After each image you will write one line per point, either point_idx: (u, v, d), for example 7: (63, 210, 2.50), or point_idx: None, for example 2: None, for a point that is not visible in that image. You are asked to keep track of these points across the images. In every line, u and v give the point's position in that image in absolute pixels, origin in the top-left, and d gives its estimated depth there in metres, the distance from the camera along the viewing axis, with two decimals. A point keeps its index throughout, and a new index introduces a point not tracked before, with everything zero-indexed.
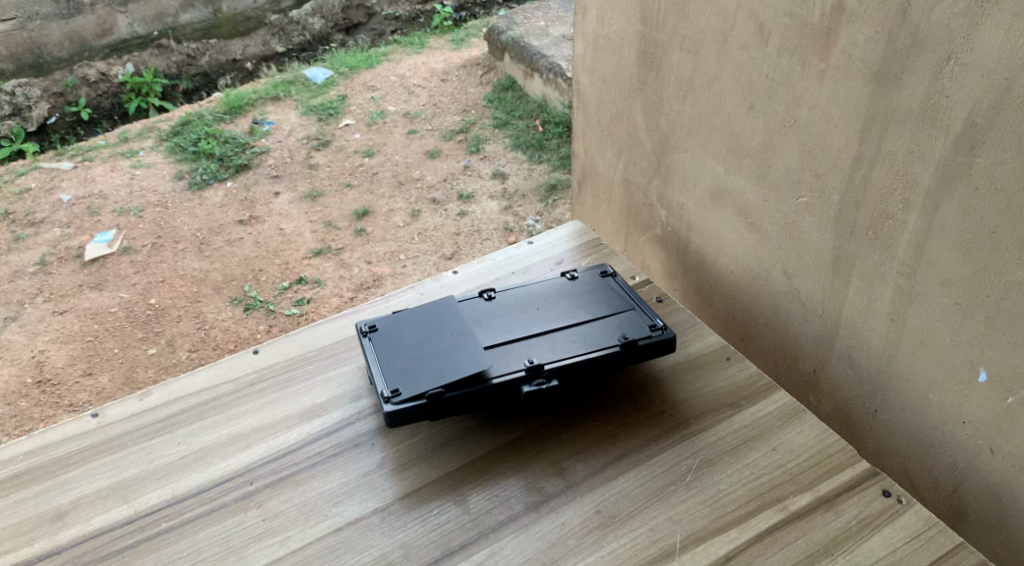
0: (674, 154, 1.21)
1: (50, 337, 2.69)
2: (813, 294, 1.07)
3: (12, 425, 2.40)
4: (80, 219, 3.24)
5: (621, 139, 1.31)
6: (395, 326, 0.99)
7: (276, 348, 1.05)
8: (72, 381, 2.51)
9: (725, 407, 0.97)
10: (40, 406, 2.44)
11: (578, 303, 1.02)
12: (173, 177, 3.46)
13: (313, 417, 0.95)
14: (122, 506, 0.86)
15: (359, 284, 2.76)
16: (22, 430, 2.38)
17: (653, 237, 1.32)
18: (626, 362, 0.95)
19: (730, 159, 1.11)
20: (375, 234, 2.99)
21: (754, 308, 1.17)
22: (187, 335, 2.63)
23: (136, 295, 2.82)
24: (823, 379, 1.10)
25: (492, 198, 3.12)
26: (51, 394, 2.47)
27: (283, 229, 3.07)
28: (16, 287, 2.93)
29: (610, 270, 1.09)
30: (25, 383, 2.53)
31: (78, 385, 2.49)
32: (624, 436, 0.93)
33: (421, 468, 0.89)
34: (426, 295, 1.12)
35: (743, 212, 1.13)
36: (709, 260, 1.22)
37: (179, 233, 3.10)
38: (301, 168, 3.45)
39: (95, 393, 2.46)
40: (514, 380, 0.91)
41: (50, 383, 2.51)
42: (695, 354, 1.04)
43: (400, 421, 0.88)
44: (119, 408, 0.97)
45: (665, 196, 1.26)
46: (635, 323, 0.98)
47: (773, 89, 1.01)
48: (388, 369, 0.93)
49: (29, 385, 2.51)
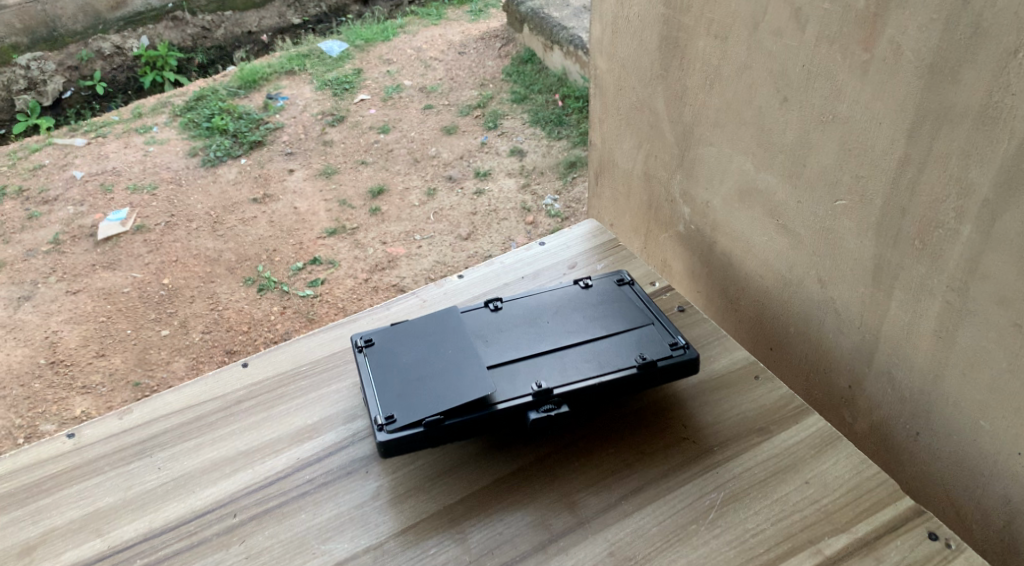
0: (699, 148, 1.11)
1: (63, 317, 2.65)
2: (850, 305, 0.98)
3: (25, 407, 2.37)
4: (93, 196, 3.20)
5: (641, 130, 1.21)
6: (393, 340, 0.92)
7: (267, 361, 0.98)
8: (85, 362, 2.47)
9: (752, 433, 0.88)
10: (54, 387, 2.41)
11: (593, 316, 0.94)
12: (186, 154, 3.39)
13: (303, 441, 0.88)
14: (94, 540, 0.79)
15: (373, 265, 2.68)
16: (36, 413, 2.35)
17: (675, 235, 1.22)
18: (643, 385, 0.86)
19: (760, 156, 1.02)
20: (390, 213, 2.91)
21: (785, 317, 1.08)
22: (201, 316, 2.58)
23: (149, 275, 2.77)
24: (858, 396, 1.01)
25: (509, 175, 3.02)
26: (64, 376, 2.44)
27: (297, 207, 3.00)
28: (29, 266, 2.89)
29: (627, 277, 1.01)
30: (38, 363, 2.49)
31: (91, 366, 2.45)
32: (641, 466, 0.85)
33: (419, 500, 0.82)
34: (428, 303, 1.04)
35: (775, 213, 1.03)
36: (736, 263, 1.13)
37: (193, 211, 3.04)
38: (316, 144, 3.37)
39: (108, 374, 2.42)
40: (520, 406, 0.83)
41: (63, 364, 2.47)
42: (720, 371, 0.95)
43: (395, 452, 0.81)
44: (97, 427, 0.90)
45: (688, 193, 1.16)
46: (654, 340, 0.89)
47: (809, 80, 0.91)
48: (384, 391, 0.85)
49: (43, 366, 2.48)
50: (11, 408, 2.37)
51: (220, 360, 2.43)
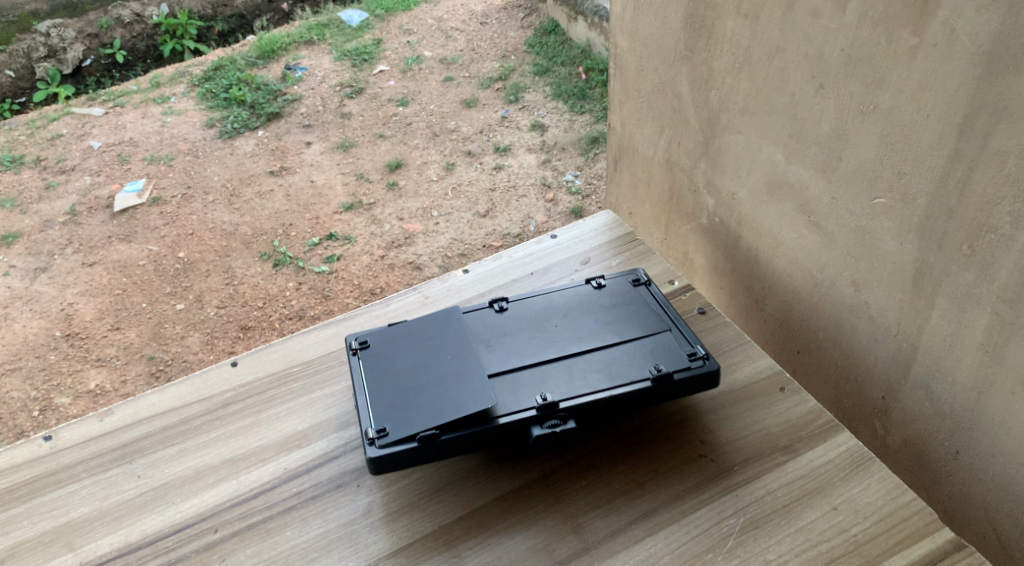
0: (725, 136, 1.03)
1: (79, 289, 2.62)
2: (886, 312, 0.90)
3: (41, 379, 2.35)
4: (110, 166, 3.16)
5: (663, 114, 1.13)
6: (389, 343, 0.85)
7: (257, 360, 0.92)
8: (100, 335, 2.44)
9: (775, 451, 0.81)
10: (69, 360, 2.39)
11: (606, 319, 0.87)
12: (204, 125, 3.33)
13: (292, 449, 0.83)
14: (66, 555, 0.74)
15: (390, 242, 2.61)
16: (50, 385, 2.32)
17: (698, 227, 1.15)
18: (659, 398, 0.79)
19: (792, 147, 0.94)
20: (408, 189, 2.84)
21: (814, 319, 1.00)
22: (216, 290, 2.53)
23: (165, 248, 2.72)
24: (892, 407, 0.94)
25: (530, 151, 2.93)
26: (79, 349, 2.41)
27: (314, 181, 2.94)
28: (46, 237, 2.86)
29: (643, 276, 0.93)
30: (54, 336, 2.47)
31: (106, 340, 2.42)
32: (654, 486, 0.78)
33: (413, 519, 0.76)
34: (431, 301, 0.98)
35: (806, 208, 0.95)
36: (763, 259, 1.05)
37: (210, 183, 2.99)
38: (334, 116, 3.29)
39: (123, 348, 2.39)
40: (523, 420, 0.77)
41: (79, 337, 2.45)
42: (743, 382, 0.88)
43: (388, 468, 0.75)
44: (76, 429, 0.85)
45: (713, 183, 1.08)
46: (671, 350, 0.82)
47: (849, 66, 0.83)
48: (377, 400, 0.79)
49: (59, 338, 2.46)
50: (26, 380, 2.35)
51: (234, 336, 2.38)
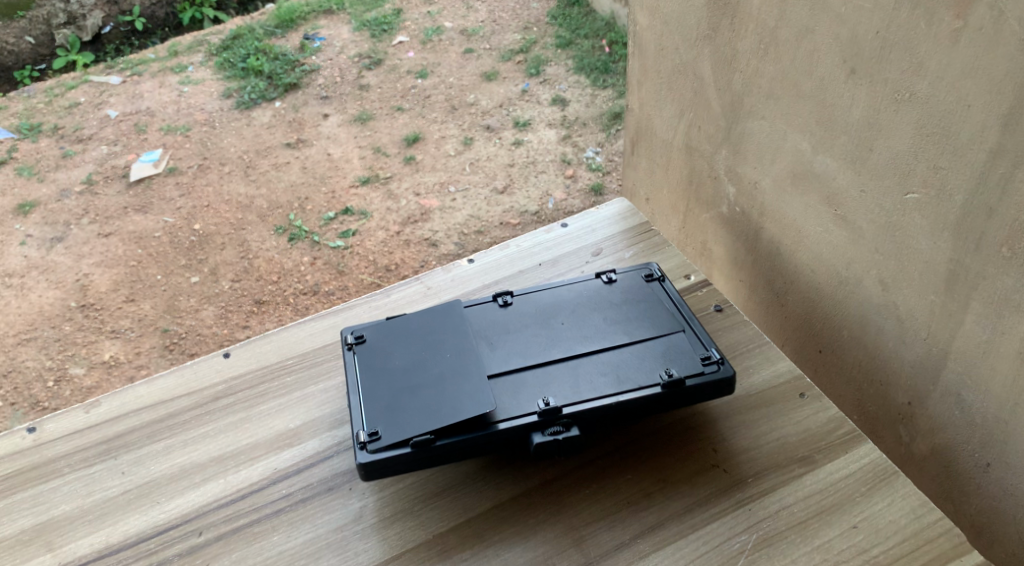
0: (748, 121, 0.97)
1: (95, 260, 2.59)
2: (916, 313, 0.84)
3: (56, 349, 2.34)
4: (127, 136, 3.13)
5: (683, 96, 1.07)
6: (386, 338, 0.81)
7: (250, 352, 0.88)
8: (114, 307, 2.42)
9: (792, 462, 0.76)
10: (84, 330, 2.37)
11: (615, 318, 0.82)
12: (221, 95, 3.29)
13: (282, 448, 0.79)
14: (45, 555, 0.72)
15: (406, 217, 2.56)
16: (65, 355, 2.31)
17: (718, 217, 1.09)
18: (669, 405, 0.75)
19: (819, 135, 0.87)
20: (425, 163, 2.77)
21: (838, 319, 0.95)
22: (231, 264, 2.50)
23: (180, 220, 2.69)
24: (918, 413, 0.88)
25: (550, 126, 2.84)
26: (94, 320, 2.39)
27: (331, 154, 2.88)
28: (63, 207, 2.83)
29: (656, 271, 0.88)
30: (69, 306, 2.45)
31: (120, 312, 2.40)
32: (662, 497, 0.74)
33: (405, 526, 0.73)
34: (434, 292, 0.93)
35: (832, 201, 0.89)
36: (785, 253, 0.99)
37: (226, 154, 2.95)
38: (352, 88, 3.23)
39: (137, 320, 2.37)
40: (524, 427, 0.72)
41: (94, 308, 2.43)
42: (760, 386, 0.83)
43: (379, 474, 0.71)
44: (61, 421, 0.82)
45: (735, 170, 1.02)
46: (683, 352, 0.77)
47: (884, 50, 0.76)
48: (371, 399, 0.75)
49: (74, 309, 2.44)
50: (42, 350, 2.34)
51: (248, 311, 2.36)
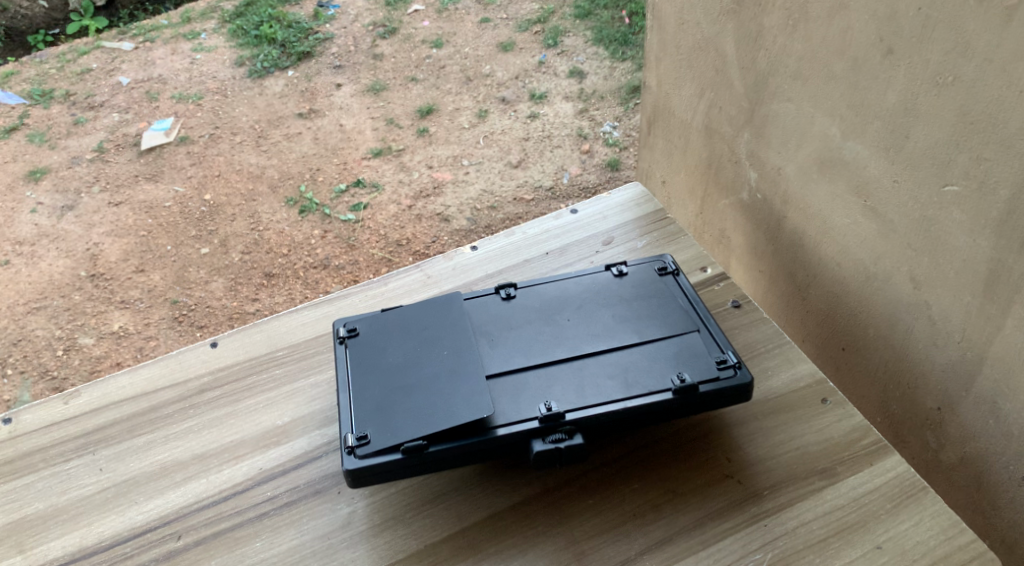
0: (773, 103, 0.90)
1: (105, 229, 2.49)
2: (950, 315, 0.78)
3: (66, 319, 2.25)
4: (139, 104, 3.02)
5: (704, 74, 1.00)
6: (379, 332, 0.76)
7: (239, 341, 0.84)
8: (124, 276, 2.32)
9: (812, 475, 0.71)
10: (93, 300, 2.28)
11: (624, 315, 0.76)
12: (233, 64, 3.16)
13: (268, 447, 0.75)
14: (15, 557, 0.68)
15: (418, 191, 2.43)
16: (75, 325, 2.23)
17: (737, 203, 1.02)
18: (681, 412, 0.69)
19: (849, 120, 0.81)
20: (438, 136, 2.63)
21: (863, 316, 0.89)
22: (241, 236, 2.39)
23: (191, 189, 2.58)
24: (948, 420, 0.82)
25: (567, 99, 2.68)
26: (103, 289, 2.30)
27: (343, 125, 2.75)
28: (74, 174, 2.73)
29: (670, 264, 0.82)
30: (79, 275, 2.35)
31: (130, 282, 2.31)
32: (671, 509, 0.69)
33: (396, 535, 0.68)
34: (434, 281, 0.89)
35: (861, 191, 0.83)
36: (809, 244, 0.93)
37: (238, 124, 2.83)
38: (366, 57, 3.10)
39: (147, 291, 2.28)
40: (523, 433, 0.67)
41: (103, 277, 2.34)
42: (779, 391, 0.77)
43: (367, 480, 0.66)
44: (39, 414, 0.78)
45: (757, 155, 0.96)
46: (697, 355, 0.72)
47: (926, 29, 0.70)
48: (360, 399, 0.70)
49: (84, 278, 2.34)
50: (52, 319, 2.26)
51: (258, 283, 2.26)
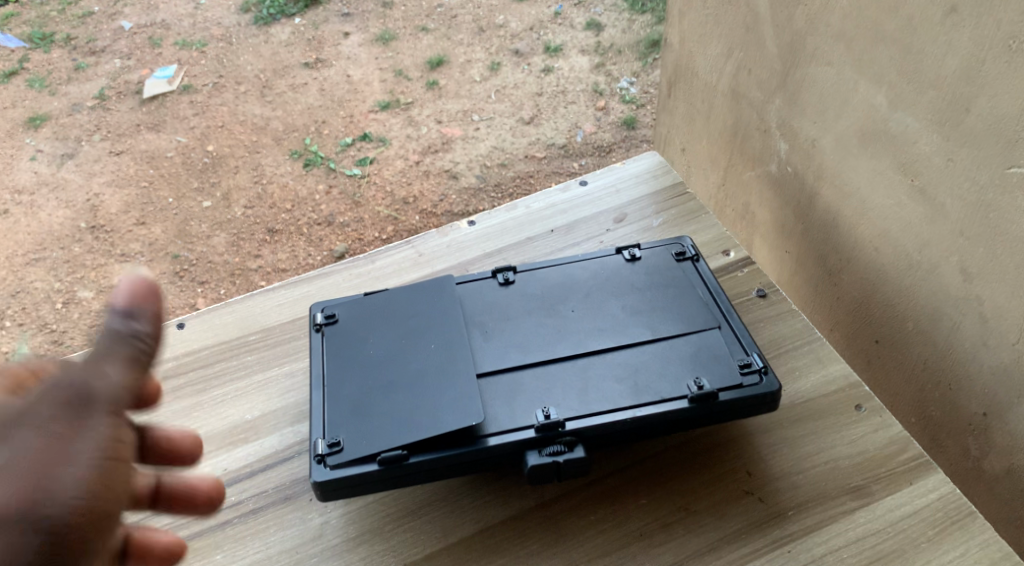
0: (811, 66, 0.80)
1: (105, 179, 2.28)
2: (1006, 313, 0.68)
3: (65, 272, 2.07)
4: (141, 50, 2.80)
5: (733, 32, 0.89)
6: (359, 320, 0.68)
7: (209, 324, 0.76)
8: (124, 229, 2.13)
9: (843, 494, 0.63)
10: (93, 253, 2.09)
11: (636, 307, 0.67)
12: (239, 9, 2.94)
13: (235, 443, 0.67)
14: None
15: (426, 146, 2.24)
16: (74, 278, 2.05)
17: (764, 176, 0.92)
18: (697, 422, 0.61)
19: (898, 87, 0.70)
20: (449, 89, 2.43)
21: (901, 307, 0.78)
22: (244, 189, 2.19)
23: (193, 139, 2.37)
24: (994, 428, 0.72)
25: (583, 52, 2.48)
26: (104, 241, 2.11)
27: (350, 75, 2.54)
28: (74, 122, 2.52)
29: (690, 248, 0.73)
30: (79, 227, 2.16)
31: (130, 235, 2.11)
32: (681, 530, 0.61)
33: (373, 550, 0.61)
34: (425, 259, 0.81)
35: (908, 169, 0.73)
36: (841, 226, 0.82)
37: (243, 73, 2.61)
38: (375, 4, 2.86)
39: (148, 245, 2.08)
40: (517, 443, 0.59)
41: (103, 229, 2.14)
42: (810, 396, 0.69)
43: (340, 492, 0.59)
44: None
45: (789, 124, 0.85)
46: (717, 357, 0.63)
47: None
48: (335, 398, 0.62)
49: (84, 230, 2.15)
50: (50, 271, 2.08)
51: (261, 240, 2.06)
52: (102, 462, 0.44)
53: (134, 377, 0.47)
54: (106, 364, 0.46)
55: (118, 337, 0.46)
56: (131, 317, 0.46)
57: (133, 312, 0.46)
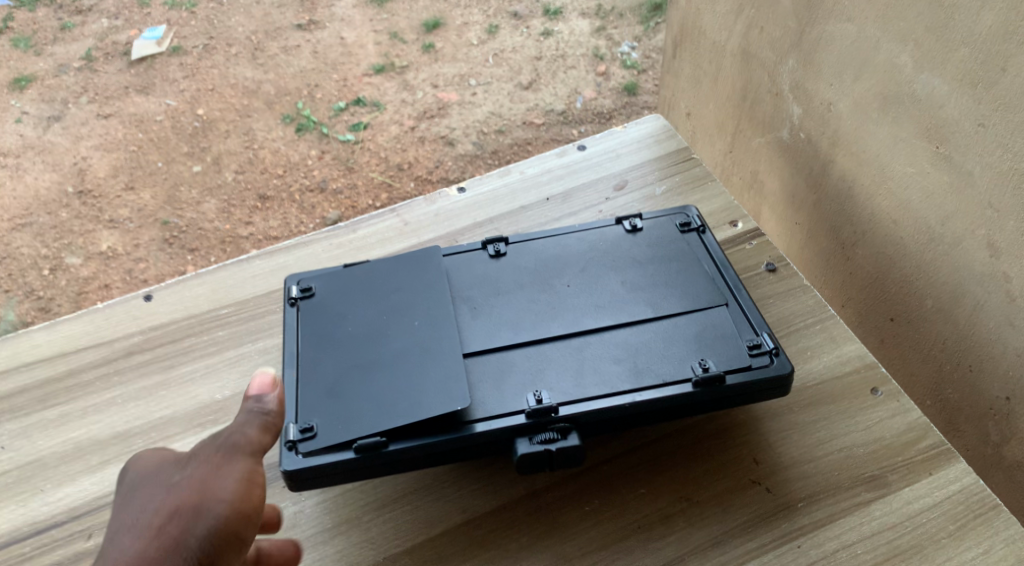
0: (829, 24, 0.73)
1: (93, 143, 2.19)
2: None
3: (52, 238, 1.98)
4: (129, 10, 2.67)
5: None
6: (337, 294, 0.62)
7: (178, 296, 0.71)
8: (113, 195, 2.04)
9: (858, 484, 0.58)
10: (80, 219, 2.00)
11: (637, 282, 0.62)
12: None
13: (202, 425, 0.63)
14: None
15: (422, 111, 2.16)
16: (61, 244, 1.96)
17: (774, 143, 0.87)
18: (701, 408, 0.57)
19: (926, 45, 0.65)
20: (445, 52, 2.34)
21: (918, 284, 0.73)
22: (235, 154, 2.10)
23: (183, 103, 2.27)
24: (1016, 413, 0.68)
25: (584, 15, 2.39)
26: (92, 207, 2.02)
27: (344, 38, 2.45)
28: (60, 84, 2.42)
29: (695, 219, 0.68)
30: (66, 192, 2.07)
31: (119, 201, 2.02)
32: (683, 523, 0.57)
33: (350, 542, 0.56)
34: (411, 229, 0.76)
35: (932, 135, 0.67)
36: (856, 196, 0.77)
37: (233, 35, 2.51)
38: None
39: (137, 211, 1.99)
40: (506, 430, 0.55)
41: (92, 195, 2.05)
42: (823, 378, 0.64)
43: (312, 482, 0.54)
44: None
45: (803, 87, 0.79)
46: (724, 338, 0.58)
47: None
48: (308, 378, 0.57)
49: (70, 196, 2.06)
50: (36, 238, 1.99)
51: (252, 206, 1.99)
52: (239, 489, 0.48)
53: (270, 442, 0.51)
54: (245, 427, 0.51)
55: (252, 408, 0.51)
56: (264, 394, 0.52)
57: (263, 391, 0.52)
